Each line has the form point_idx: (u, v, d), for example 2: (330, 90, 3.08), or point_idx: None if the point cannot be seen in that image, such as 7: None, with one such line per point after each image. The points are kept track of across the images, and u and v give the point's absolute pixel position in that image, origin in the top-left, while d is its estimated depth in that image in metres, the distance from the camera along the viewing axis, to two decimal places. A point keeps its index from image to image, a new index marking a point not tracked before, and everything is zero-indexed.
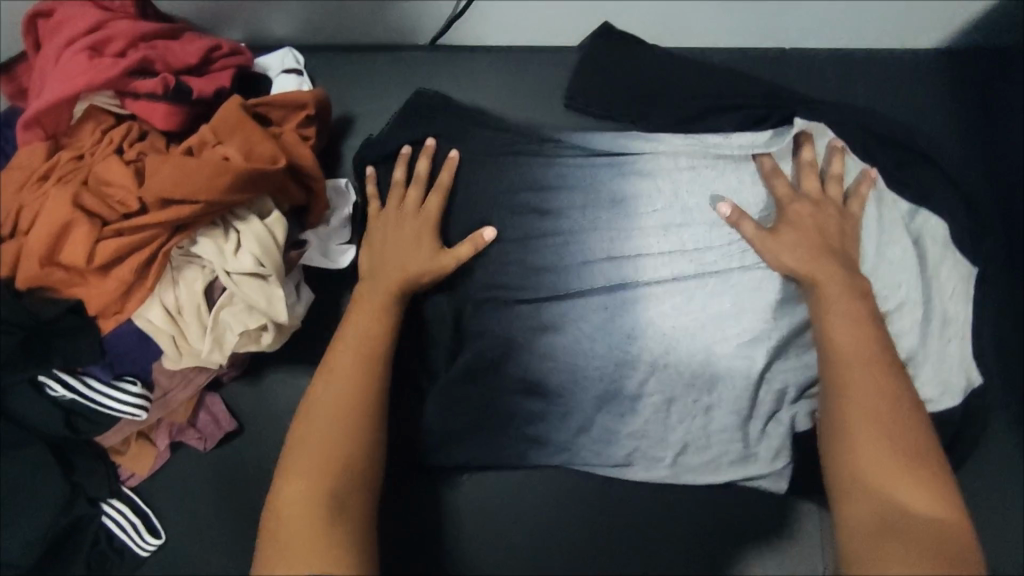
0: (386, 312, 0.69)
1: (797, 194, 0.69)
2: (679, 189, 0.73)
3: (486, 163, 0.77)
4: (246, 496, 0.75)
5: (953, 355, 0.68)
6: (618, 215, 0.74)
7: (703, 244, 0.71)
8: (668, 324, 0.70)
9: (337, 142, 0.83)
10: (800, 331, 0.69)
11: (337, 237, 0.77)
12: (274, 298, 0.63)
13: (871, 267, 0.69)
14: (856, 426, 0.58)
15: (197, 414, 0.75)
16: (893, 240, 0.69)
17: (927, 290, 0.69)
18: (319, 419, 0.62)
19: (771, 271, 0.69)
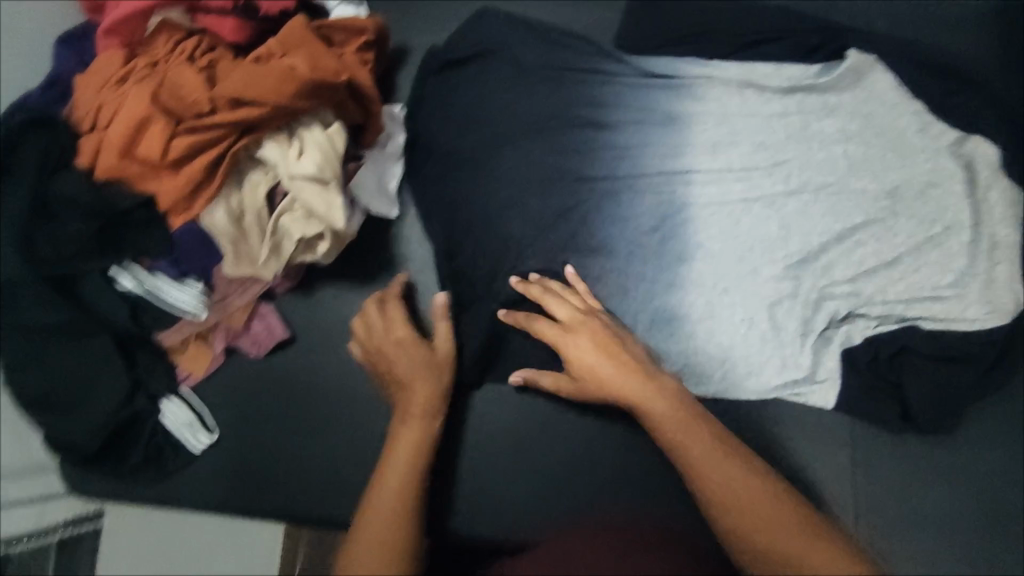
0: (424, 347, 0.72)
1: (831, 113, 0.78)
2: (728, 111, 0.79)
3: (548, 81, 0.82)
4: (301, 397, 0.81)
5: (1002, 278, 0.72)
6: (671, 131, 0.80)
7: (748, 165, 0.78)
8: (716, 236, 0.76)
9: (393, 72, 0.87)
10: (847, 249, 0.74)
11: (389, 163, 0.82)
12: (333, 205, 0.67)
13: (920, 192, 0.74)
14: (703, 457, 0.60)
15: (253, 321, 0.79)
16: (941, 168, 0.75)
17: (977, 214, 0.74)
18: (403, 458, 0.63)
19: (815, 196, 0.76)
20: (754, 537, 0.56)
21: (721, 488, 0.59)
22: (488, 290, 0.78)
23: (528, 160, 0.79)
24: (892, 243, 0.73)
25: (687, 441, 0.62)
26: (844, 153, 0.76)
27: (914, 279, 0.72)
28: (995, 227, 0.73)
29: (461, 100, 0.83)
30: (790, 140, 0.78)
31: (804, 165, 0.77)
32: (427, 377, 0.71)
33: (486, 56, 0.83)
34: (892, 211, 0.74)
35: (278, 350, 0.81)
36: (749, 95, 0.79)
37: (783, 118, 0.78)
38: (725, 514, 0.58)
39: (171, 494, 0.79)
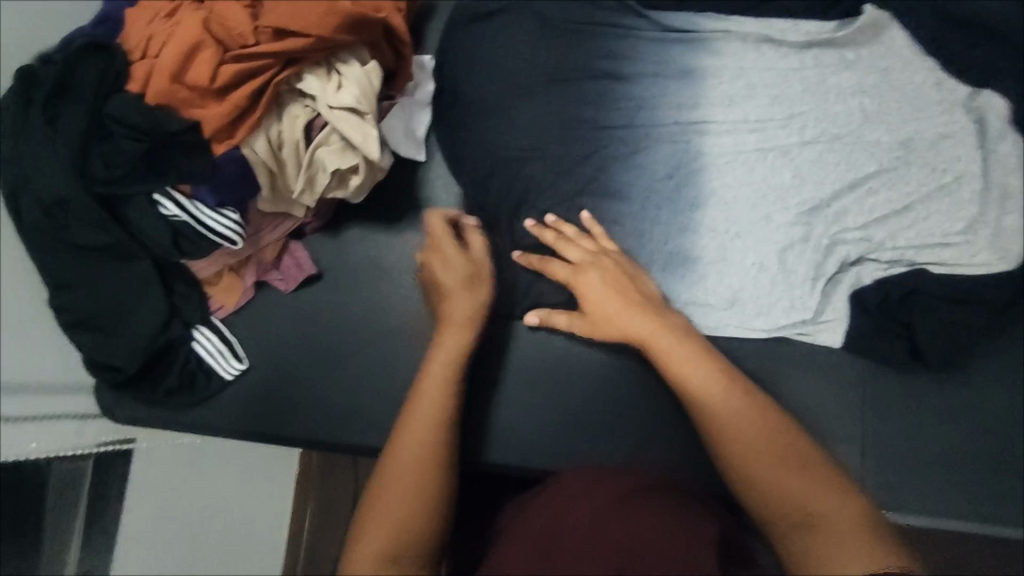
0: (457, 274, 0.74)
1: (849, 67, 0.80)
2: (744, 65, 0.82)
3: (571, 34, 0.86)
4: (328, 332, 0.84)
5: (1011, 226, 0.75)
6: (688, 84, 0.83)
7: (764, 116, 0.80)
8: (730, 187, 0.79)
9: (422, 24, 0.91)
10: (858, 196, 0.76)
11: (418, 109, 0.86)
12: (369, 137, 0.71)
13: (935, 142, 0.77)
14: (708, 395, 0.63)
15: (282, 257, 0.83)
16: (955, 119, 0.77)
17: (988, 164, 0.76)
18: (423, 429, 0.64)
19: (829, 146, 0.78)
20: (750, 470, 0.58)
21: (722, 423, 0.61)
22: (512, 230, 0.82)
23: (554, 110, 0.84)
24: (902, 192, 0.76)
25: (692, 377, 0.65)
26: (859, 106, 0.79)
27: (923, 226, 0.75)
28: (1005, 177, 0.76)
29: (490, 51, 0.87)
30: (805, 92, 0.80)
31: (818, 117, 0.79)
32: (459, 306, 0.73)
33: (515, 9, 0.87)
34: (904, 162, 0.77)
35: (306, 286, 0.84)
36: (765, 51, 0.82)
37: (799, 73, 0.81)
38: (724, 447, 0.61)
39: (201, 421, 0.82)
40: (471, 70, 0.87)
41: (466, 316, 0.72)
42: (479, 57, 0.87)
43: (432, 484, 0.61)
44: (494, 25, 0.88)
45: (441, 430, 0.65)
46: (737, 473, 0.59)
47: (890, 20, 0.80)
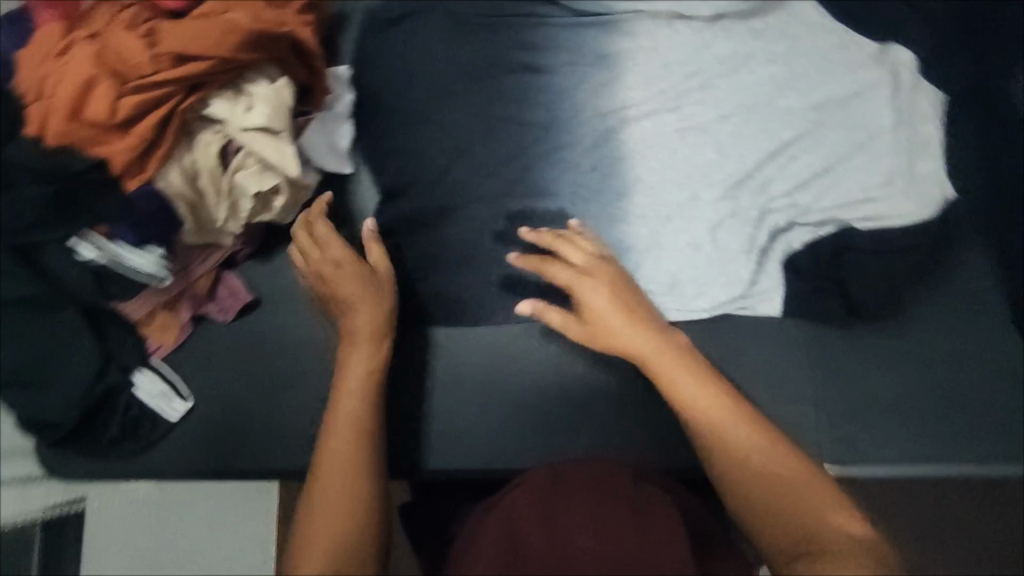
0: (358, 280, 0.72)
1: (761, 37, 0.83)
2: (659, 45, 0.84)
3: (488, 30, 0.87)
4: (276, 358, 0.82)
5: (928, 172, 0.78)
6: (602, 69, 0.85)
7: (681, 93, 0.82)
8: (653, 169, 0.80)
9: (335, 35, 0.89)
10: (782, 162, 0.78)
11: (339, 122, 0.84)
12: (284, 154, 0.70)
13: (849, 100, 0.80)
14: (704, 409, 0.57)
15: (216, 288, 0.82)
16: (867, 76, 0.81)
17: (902, 115, 0.80)
18: (352, 442, 0.59)
19: (745, 117, 0.80)
20: (751, 490, 0.52)
21: (722, 440, 0.55)
22: (448, 233, 0.82)
23: (476, 110, 0.85)
24: (821, 152, 0.78)
25: (686, 391, 0.58)
26: (771, 74, 0.81)
27: (848, 183, 0.77)
28: (919, 126, 0.80)
29: (408, 56, 0.86)
30: (719, 64, 0.83)
31: (734, 90, 0.82)
32: (366, 311, 0.70)
33: (426, 12, 0.87)
34: (819, 124, 0.79)
35: (245, 314, 0.83)
36: (678, 29, 0.84)
37: (711, 48, 0.83)
38: (725, 464, 0.54)
39: (150, 467, 0.79)
40: (392, 77, 0.86)
41: (373, 328, 0.69)
42: (399, 65, 0.86)
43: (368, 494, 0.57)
44: (407, 29, 0.87)
45: (361, 447, 0.59)
46: (737, 493, 0.53)
47: None
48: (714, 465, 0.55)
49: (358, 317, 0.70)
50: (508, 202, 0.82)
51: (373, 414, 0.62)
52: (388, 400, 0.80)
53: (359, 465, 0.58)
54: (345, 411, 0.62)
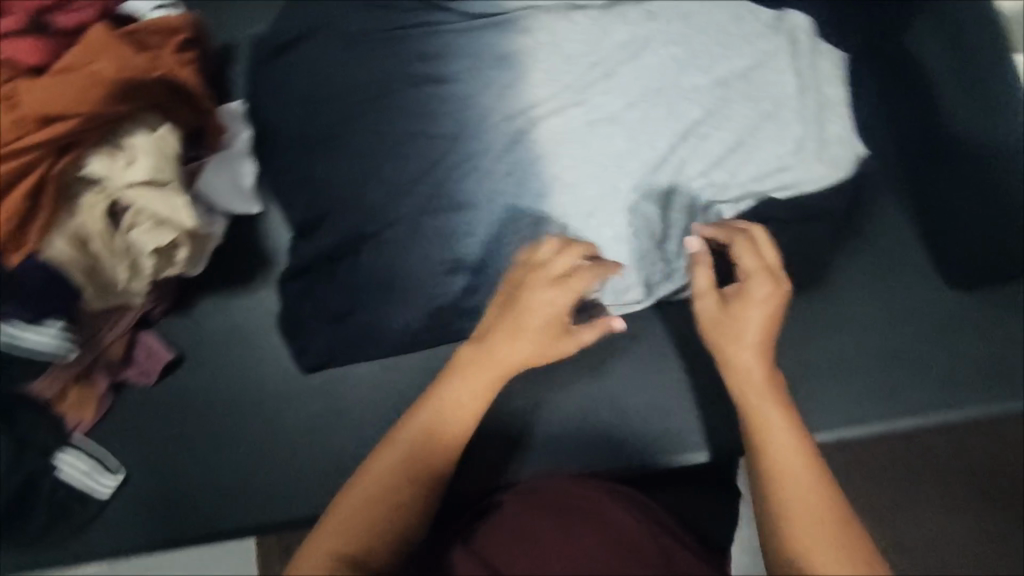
0: (519, 323, 0.66)
1: (658, 17, 0.82)
2: (558, 39, 0.82)
3: (382, 42, 0.83)
4: (206, 414, 0.79)
5: (839, 132, 0.79)
6: (505, 70, 0.82)
7: (586, 85, 0.81)
8: (568, 166, 0.79)
9: (223, 69, 0.86)
10: (693, 144, 0.78)
11: (239, 161, 0.80)
12: (177, 207, 0.67)
13: (752, 72, 0.80)
14: (784, 464, 0.54)
15: (133, 350, 0.78)
16: (766, 44, 0.80)
17: (805, 79, 0.80)
18: (420, 435, 0.61)
19: (652, 102, 0.80)
20: (797, 551, 0.50)
21: (791, 494, 0.53)
22: (365, 260, 0.79)
23: (381, 130, 0.81)
24: (730, 129, 0.78)
25: (773, 437, 0.56)
26: (672, 55, 0.81)
27: (758, 157, 0.77)
28: (824, 88, 0.80)
29: (302, 79, 0.82)
30: (619, 50, 0.81)
31: (637, 76, 0.80)
32: (518, 346, 0.65)
33: (313, 33, 0.83)
34: (725, 99, 0.79)
35: (168, 374, 0.79)
36: (576, 20, 0.82)
37: (610, 36, 0.82)
38: (784, 519, 0.52)
39: (86, 550, 0.74)
40: (287, 105, 0.82)
41: (506, 369, 0.64)
42: (291, 91, 0.82)
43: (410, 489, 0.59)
44: (296, 55, 0.83)
45: (412, 485, 0.59)
46: (787, 547, 0.51)
47: None
48: (768, 513, 0.53)
49: (501, 353, 0.64)
50: (426, 222, 0.79)
51: (457, 428, 0.62)
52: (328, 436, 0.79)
53: (412, 463, 0.60)
54: (418, 421, 0.61)
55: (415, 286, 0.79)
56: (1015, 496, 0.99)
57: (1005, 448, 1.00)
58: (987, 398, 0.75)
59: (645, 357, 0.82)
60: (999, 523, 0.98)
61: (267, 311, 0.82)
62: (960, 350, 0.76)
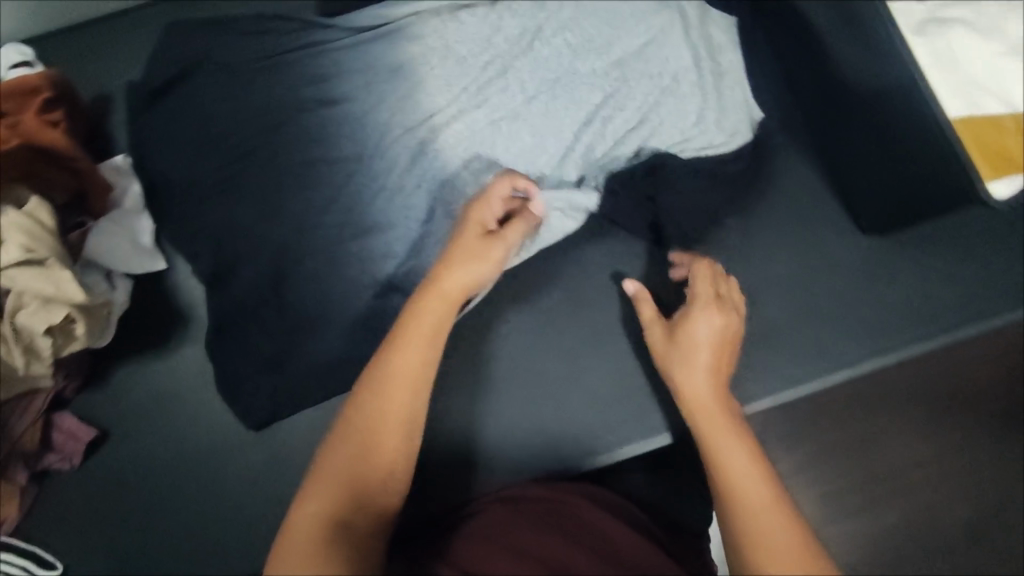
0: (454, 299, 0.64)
1: (544, 6, 0.80)
2: (448, 41, 0.79)
3: (265, 71, 0.79)
4: (141, 484, 0.76)
5: (736, 97, 0.79)
6: (398, 81, 0.79)
7: (483, 84, 0.78)
8: (477, 171, 0.77)
9: (103, 123, 0.82)
10: (599, 131, 0.77)
11: (134, 219, 0.77)
12: (61, 280, 0.63)
13: (645, 50, 0.79)
14: (745, 486, 0.53)
15: (50, 435, 0.74)
16: (654, 20, 0.80)
17: (697, 50, 0.79)
18: (372, 398, 0.58)
19: (553, 93, 0.78)
20: (766, 565, 0.49)
21: (752, 511, 0.51)
22: (282, 300, 0.75)
23: (278, 163, 0.77)
24: (631, 111, 0.78)
25: (729, 453, 0.55)
26: (564, 43, 0.79)
27: (661, 134, 0.78)
28: (718, 57, 0.80)
29: (186, 121, 0.78)
30: (510, 45, 0.79)
31: (534, 69, 0.79)
32: (458, 281, 0.64)
33: (191, 72, 0.79)
34: (623, 81, 0.78)
35: (94, 451, 0.76)
36: (463, 19, 0.80)
37: (500, 32, 0.80)
38: (742, 533, 0.51)
39: None
40: (173, 150, 0.78)
41: (461, 293, 0.64)
42: (175, 135, 0.78)
43: (374, 455, 0.56)
44: (174, 97, 0.79)
45: (374, 446, 0.56)
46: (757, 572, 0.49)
47: None
48: (729, 529, 0.52)
49: (451, 288, 0.63)
50: (340, 252, 0.76)
51: (414, 379, 0.59)
52: (273, 486, 0.76)
53: (366, 419, 0.57)
54: (372, 380, 0.59)
55: (338, 321, 0.75)
56: (966, 418, 1.02)
57: (952, 377, 1.02)
58: (919, 338, 0.75)
59: (585, 347, 0.80)
60: (952, 448, 1.01)
61: (189, 370, 0.79)
62: (886, 295, 0.77)
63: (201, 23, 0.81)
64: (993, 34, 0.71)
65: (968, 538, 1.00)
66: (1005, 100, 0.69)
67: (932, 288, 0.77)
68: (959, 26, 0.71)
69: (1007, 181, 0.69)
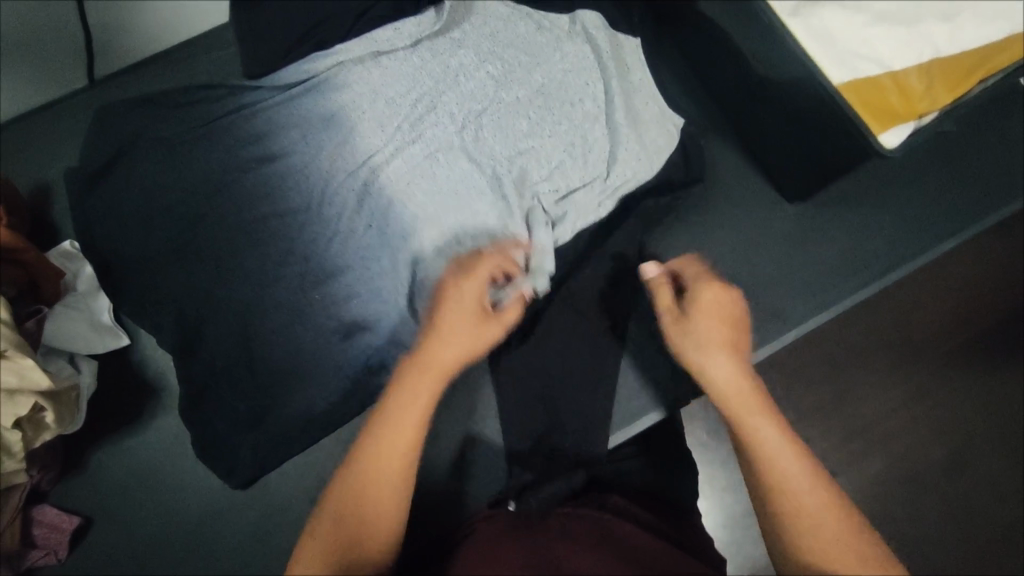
0: (447, 365, 0.66)
1: (461, 43, 0.83)
2: (375, 86, 0.82)
3: (200, 138, 0.81)
4: (135, 563, 0.76)
5: (652, 109, 0.84)
6: (332, 131, 0.81)
7: (415, 120, 0.81)
8: (422, 206, 0.79)
9: (46, 212, 0.84)
10: (531, 154, 0.81)
11: (93, 298, 0.79)
12: (25, 372, 0.62)
13: (564, 72, 0.83)
14: (778, 453, 0.56)
15: (31, 531, 0.72)
16: (568, 42, 0.84)
17: (615, 67, 0.84)
18: (370, 459, 0.59)
19: (483, 125, 0.81)
20: (805, 528, 0.53)
21: (788, 474, 0.55)
22: (250, 358, 0.76)
23: (227, 223, 0.78)
24: (560, 130, 0.81)
25: (784, 453, 0.56)
26: (487, 76, 0.82)
27: (592, 150, 0.81)
28: (630, 75, 0.85)
29: (126, 197, 0.79)
30: (434, 83, 0.82)
31: (461, 101, 0.82)
32: (453, 347, 0.67)
33: (130, 148, 0.81)
34: (548, 103, 0.82)
35: (79, 539, 0.75)
36: (386, 64, 0.82)
37: (423, 72, 0.82)
38: (778, 494, 0.54)
39: None
40: (118, 229, 0.79)
41: (455, 363, 0.66)
42: (118, 212, 0.79)
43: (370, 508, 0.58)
44: (115, 174, 0.81)
45: (370, 501, 0.58)
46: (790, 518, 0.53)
47: None
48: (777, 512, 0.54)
49: (447, 360, 0.66)
50: (302, 301, 0.78)
51: (412, 442, 0.60)
52: (272, 537, 0.78)
53: (366, 478, 0.59)
54: (372, 436, 0.60)
55: (310, 367, 0.77)
56: (920, 359, 1.09)
57: (901, 326, 1.09)
58: (855, 288, 0.82)
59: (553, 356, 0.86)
60: (914, 389, 1.08)
61: (167, 439, 0.79)
62: (819, 254, 0.83)
63: (133, 103, 0.84)
64: (856, 7, 0.77)
65: (946, 471, 1.06)
66: (879, 62, 0.75)
67: (858, 242, 0.83)
68: (828, 4, 0.77)
69: (897, 132, 0.75)
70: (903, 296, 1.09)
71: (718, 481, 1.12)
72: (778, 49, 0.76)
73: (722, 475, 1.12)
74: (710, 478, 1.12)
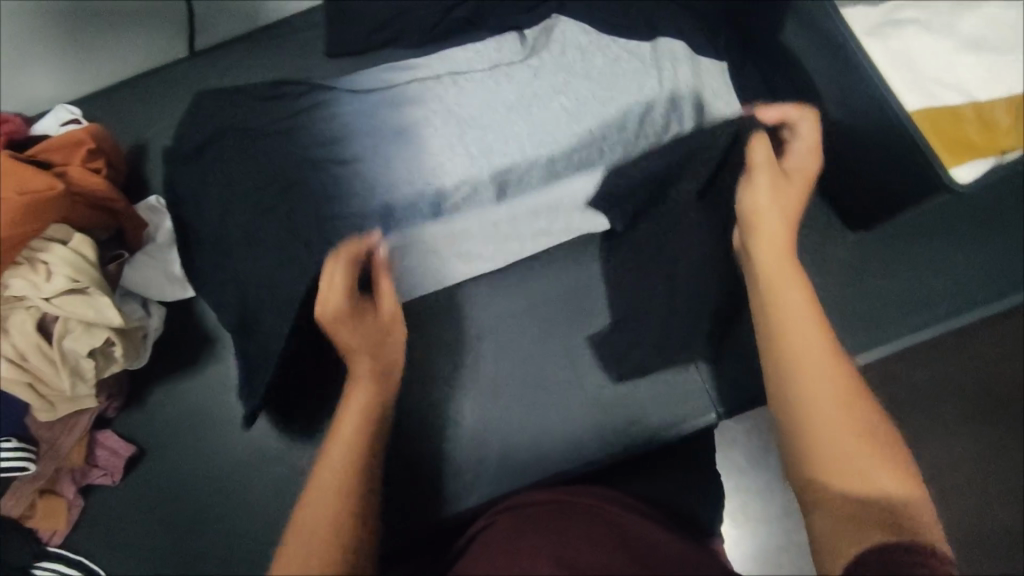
0: (378, 393, 0.70)
1: (541, 68, 0.84)
2: (449, 105, 0.84)
3: (273, 137, 0.83)
4: (174, 499, 0.83)
5: None
6: (402, 144, 0.83)
7: (484, 145, 0.82)
8: None
9: (139, 168, 0.93)
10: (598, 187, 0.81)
11: (166, 250, 0.86)
12: (101, 307, 0.70)
13: (643, 102, 0.81)
14: (789, 306, 0.61)
15: (94, 453, 0.81)
16: (651, 70, 0.82)
17: (699, 100, 0.82)
18: (342, 451, 0.64)
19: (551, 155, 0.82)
20: (794, 361, 0.58)
21: (792, 325, 0.60)
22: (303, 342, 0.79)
23: (296, 222, 0.80)
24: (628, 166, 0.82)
25: (800, 308, 0.61)
26: (562, 107, 0.82)
27: None
28: (714, 102, 0.82)
29: (209, 181, 0.83)
30: (506, 109, 0.83)
31: (530, 131, 0.82)
32: (363, 370, 0.70)
33: (221, 136, 0.85)
34: (621, 137, 0.82)
35: (132, 468, 0.83)
36: (461, 83, 0.85)
37: (497, 95, 0.84)
38: (783, 335, 0.60)
39: None
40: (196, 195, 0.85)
41: (381, 390, 0.70)
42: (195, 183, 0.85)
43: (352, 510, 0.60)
44: (209, 157, 0.84)
45: (355, 494, 0.61)
46: (784, 357, 0.59)
47: (553, 21, 0.87)
48: (773, 353, 0.60)
49: (391, 365, 0.73)
50: None
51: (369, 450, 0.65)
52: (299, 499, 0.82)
53: (344, 471, 0.62)
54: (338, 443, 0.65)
55: None
56: (981, 425, 1.02)
57: (964, 387, 1.03)
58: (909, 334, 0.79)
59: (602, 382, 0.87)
60: (969, 454, 1.01)
61: (216, 391, 0.86)
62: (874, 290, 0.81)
63: (227, 93, 0.87)
64: (944, 31, 0.77)
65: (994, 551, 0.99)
66: (965, 92, 0.74)
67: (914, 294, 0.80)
68: (912, 25, 0.77)
69: (971, 166, 0.72)
70: (971, 357, 1.03)
71: (752, 513, 1.09)
72: (861, 82, 0.74)
73: (758, 508, 1.09)
74: (744, 509, 1.09)
